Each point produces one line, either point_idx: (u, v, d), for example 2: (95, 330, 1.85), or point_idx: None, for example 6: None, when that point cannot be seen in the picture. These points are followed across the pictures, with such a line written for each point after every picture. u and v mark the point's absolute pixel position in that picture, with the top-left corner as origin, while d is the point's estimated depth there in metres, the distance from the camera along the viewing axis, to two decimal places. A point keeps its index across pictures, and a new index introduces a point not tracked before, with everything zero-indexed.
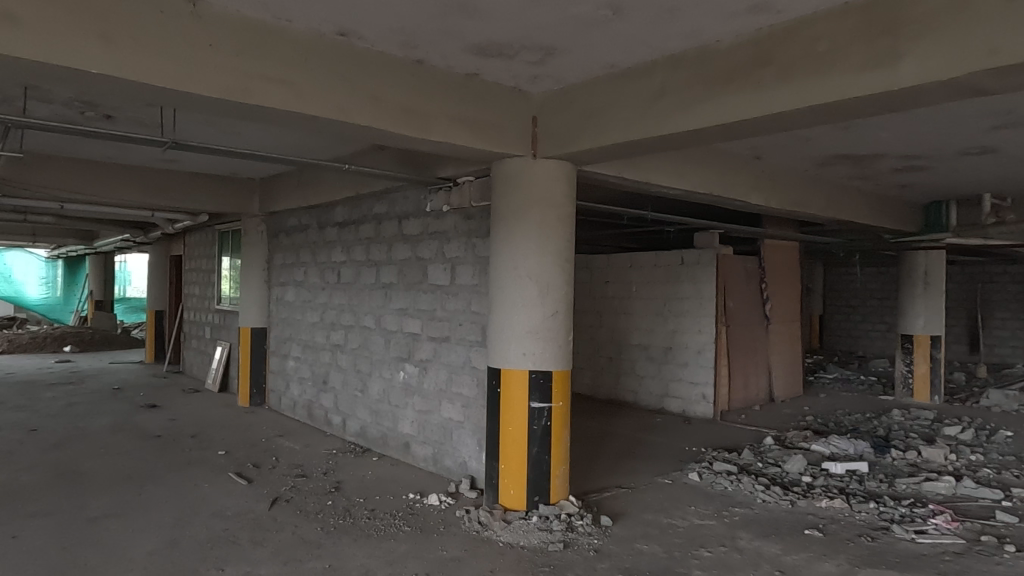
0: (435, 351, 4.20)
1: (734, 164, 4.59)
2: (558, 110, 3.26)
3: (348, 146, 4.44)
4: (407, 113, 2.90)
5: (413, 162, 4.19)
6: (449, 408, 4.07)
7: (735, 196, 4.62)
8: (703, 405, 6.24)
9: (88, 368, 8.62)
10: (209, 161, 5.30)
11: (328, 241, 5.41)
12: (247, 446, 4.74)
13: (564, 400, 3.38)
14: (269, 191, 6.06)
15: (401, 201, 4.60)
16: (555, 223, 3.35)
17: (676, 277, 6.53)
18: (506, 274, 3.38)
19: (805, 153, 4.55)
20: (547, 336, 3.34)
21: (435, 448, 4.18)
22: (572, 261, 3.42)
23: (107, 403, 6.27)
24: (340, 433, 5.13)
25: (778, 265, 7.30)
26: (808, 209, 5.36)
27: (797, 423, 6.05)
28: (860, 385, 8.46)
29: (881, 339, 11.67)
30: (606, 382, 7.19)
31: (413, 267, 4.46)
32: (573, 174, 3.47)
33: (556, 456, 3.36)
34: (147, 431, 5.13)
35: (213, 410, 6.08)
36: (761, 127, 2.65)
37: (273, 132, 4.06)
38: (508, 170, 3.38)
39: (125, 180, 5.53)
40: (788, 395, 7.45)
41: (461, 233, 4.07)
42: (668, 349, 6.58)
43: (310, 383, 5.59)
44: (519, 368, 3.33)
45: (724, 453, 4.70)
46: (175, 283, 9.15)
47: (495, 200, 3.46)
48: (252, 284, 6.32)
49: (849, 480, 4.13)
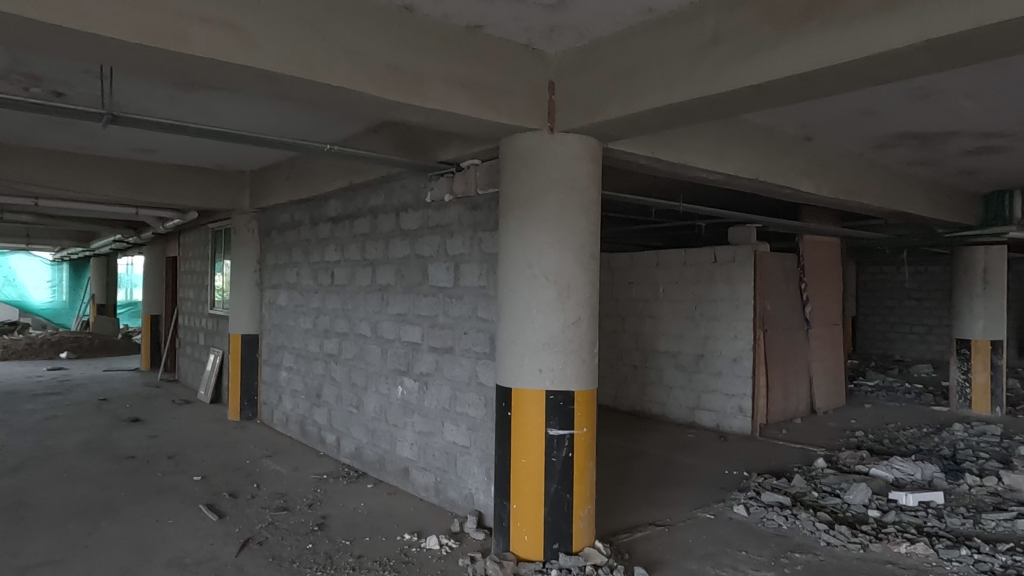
0: (437, 364, 3.63)
1: (782, 144, 3.98)
2: (580, 73, 2.68)
3: (337, 126, 3.89)
4: (393, 72, 2.34)
5: (410, 144, 3.64)
6: (453, 430, 3.50)
7: (783, 182, 4.00)
8: (739, 419, 5.61)
9: (79, 376, 8.17)
10: (190, 149, 4.79)
11: (321, 239, 4.87)
12: (227, 471, 4.19)
13: (589, 426, 2.80)
14: (260, 185, 5.54)
15: (399, 191, 4.04)
16: (577, 212, 2.76)
17: (708, 277, 5.91)
18: (518, 274, 2.80)
19: (867, 131, 3.92)
20: (568, 349, 2.75)
21: (437, 476, 3.60)
22: (598, 258, 2.84)
23: (88, 417, 5.78)
24: (334, 453, 4.58)
25: (818, 263, 6.63)
26: (862, 197, 4.72)
27: (847, 439, 5.38)
28: (906, 393, 7.75)
29: (919, 342, 10.94)
30: (630, 393, 6.58)
31: (412, 267, 3.89)
32: (598, 152, 2.88)
33: (580, 494, 2.77)
34: (121, 451, 4.61)
35: (199, 425, 5.55)
36: (850, 80, 2.04)
37: (250, 107, 3.52)
38: (520, 147, 2.79)
39: (100, 173, 5.02)
40: (830, 406, 6.78)
41: (466, 226, 3.49)
42: (700, 357, 5.95)
43: (302, 396, 5.04)
44: (533, 387, 2.74)
45: (773, 479, 4.06)
46: (170, 285, 8.69)
47: (504, 185, 2.89)
48: (242, 287, 5.80)
49: (926, 515, 3.49)
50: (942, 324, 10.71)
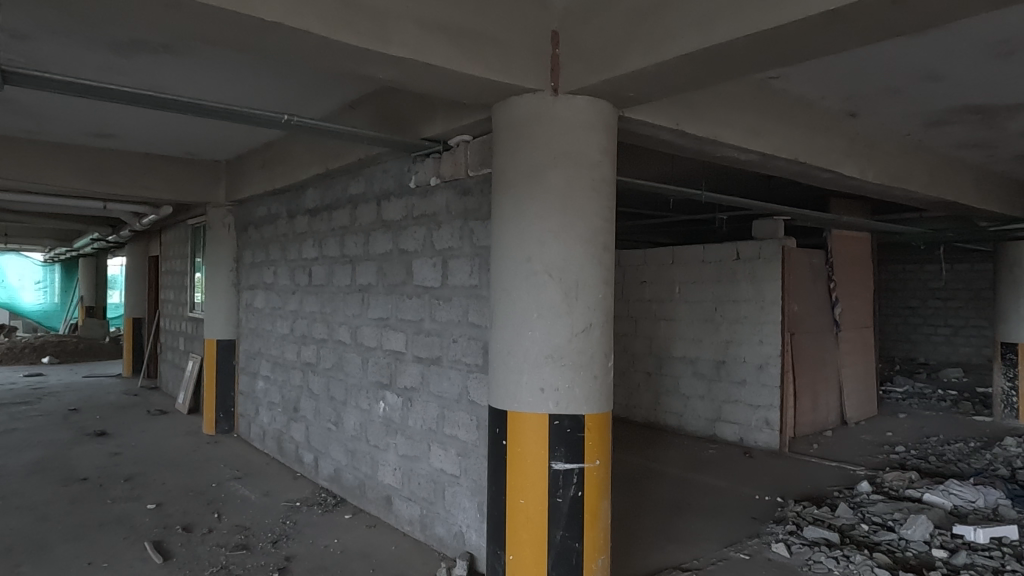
0: (423, 377, 3.10)
1: (823, 120, 3.44)
2: (591, 18, 2.16)
3: (309, 100, 3.37)
4: (351, 8, 1.82)
5: (391, 119, 3.12)
6: (441, 455, 2.97)
7: (824, 164, 3.45)
8: (766, 433, 5.06)
9: (54, 383, 7.68)
10: (151, 132, 4.28)
11: (298, 234, 4.35)
12: (186, 497, 3.67)
13: (603, 457, 2.26)
14: (236, 175, 5.03)
15: (380, 176, 3.51)
16: (586, 194, 2.22)
17: (730, 274, 5.35)
18: (514, 270, 2.27)
19: (922, 105, 3.37)
20: (577, 363, 2.21)
21: (423, 509, 3.08)
22: (612, 250, 2.30)
23: (48, 431, 5.28)
24: (312, 475, 4.06)
25: (847, 259, 6.07)
26: (910, 184, 4.16)
27: (888, 456, 4.81)
28: (942, 401, 7.15)
29: (944, 344, 10.31)
30: (643, 402, 6.03)
31: (395, 264, 3.36)
32: (613, 119, 2.34)
33: (592, 543, 2.23)
34: (73, 473, 4.10)
35: (170, 440, 5.05)
36: (959, 2, 1.51)
37: (203, 75, 3.01)
38: (517, 113, 2.26)
39: (55, 161, 4.51)
40: (862, 416, 6.21)
41: (455, 214, 2.96)
42: (721, 364, 5.40)
43: (279, 409, 4.52)
44: (533, 410, 2.21)
45: (813, 508, 3.52)
46: (153, 286, 8.21)
47: (496, 161, 2.36)
48: (217, 287, 5.31)
49: (1003, 556, 2.94)
50: (968, 325, 10.10)
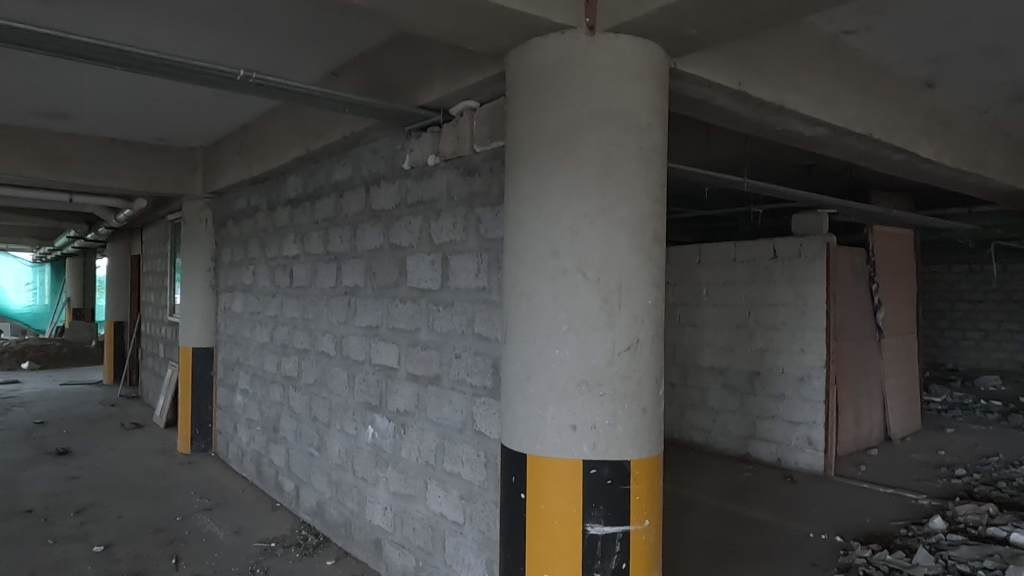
0: (418, 399, 2.55)
1: (897, 91, 2.87)
2: None
3: (284, 63, 2.83)
4: None
5: (380, 85, 2.58)
6: (440, 497, 2.42)
7: (898, 143, 2.89)
8: (808, 453, 4.49)
9: (27, 392, 7.15)
10: (110, 111, 3.73)
11: (278, 228, 3.81)
12: (141, 537, 3.13)
13: (653, 515, 1.70)
14: (213, 163, 4.50)
15: (369, 159, 2.97)
16: (632, 166, 1.67)
17: (765, 275, 4.79)
18: (535, 268, 1.71)
19: (1019, 73, 2.80)
20: (619, 392, 1.66)
21: (418, 559, 2.52)
22: (663, 242, 1.74)
23: (4, 450, 4.73)
24: (293, 506, 3.52)
25: (890, 258, 5.51)
26: (986, 170, 3.57)
27: (950, 481, 4.23)
28: (990, 414, 6.55)
29: (975, 350, 9.71)
30: (665, 416, 5.47)
31: (386, 263, 2.81)
32: (664, 71, 1.78)
33: None
34: (17, 504, 3.56)
35: (139, 461, 4.51)
36: None
37: (151, 27, 2.47)
38: (542, 60, 1.71)
39: (5, 146, 3.96)
40: (907, 431, 5.63)
41: (458, 200, 2.40)
42: (755, 375, 4.84)
43: (258, 428, 3.97)
44: (561, 456, 1.66)
45: (885, 553, 2.95)
46: (135, 287, 7.69)
47: (512, 127, 1.81)
48: (194, 290, 4.77)
49: None
50: (1001, 329, 9.50)
